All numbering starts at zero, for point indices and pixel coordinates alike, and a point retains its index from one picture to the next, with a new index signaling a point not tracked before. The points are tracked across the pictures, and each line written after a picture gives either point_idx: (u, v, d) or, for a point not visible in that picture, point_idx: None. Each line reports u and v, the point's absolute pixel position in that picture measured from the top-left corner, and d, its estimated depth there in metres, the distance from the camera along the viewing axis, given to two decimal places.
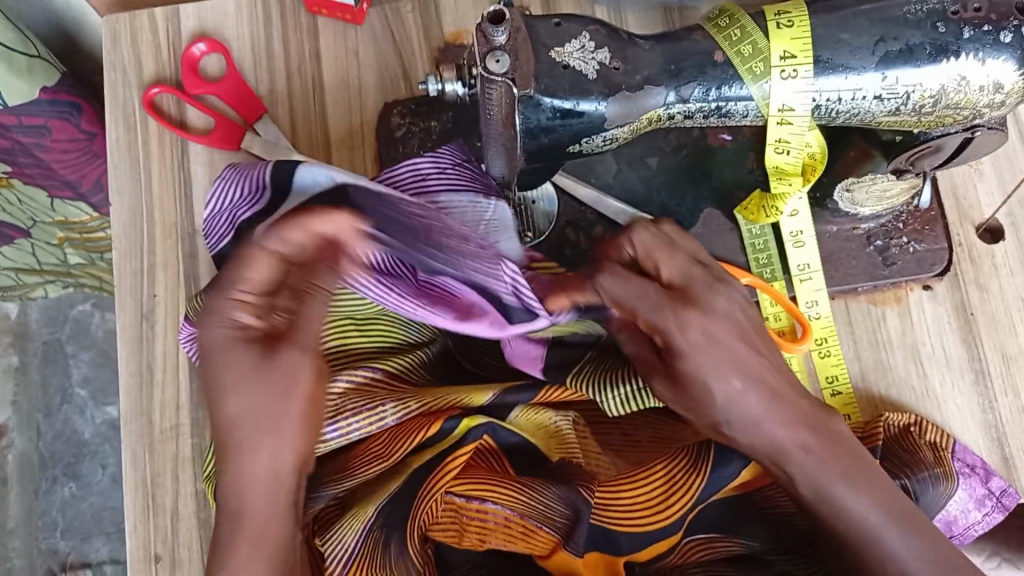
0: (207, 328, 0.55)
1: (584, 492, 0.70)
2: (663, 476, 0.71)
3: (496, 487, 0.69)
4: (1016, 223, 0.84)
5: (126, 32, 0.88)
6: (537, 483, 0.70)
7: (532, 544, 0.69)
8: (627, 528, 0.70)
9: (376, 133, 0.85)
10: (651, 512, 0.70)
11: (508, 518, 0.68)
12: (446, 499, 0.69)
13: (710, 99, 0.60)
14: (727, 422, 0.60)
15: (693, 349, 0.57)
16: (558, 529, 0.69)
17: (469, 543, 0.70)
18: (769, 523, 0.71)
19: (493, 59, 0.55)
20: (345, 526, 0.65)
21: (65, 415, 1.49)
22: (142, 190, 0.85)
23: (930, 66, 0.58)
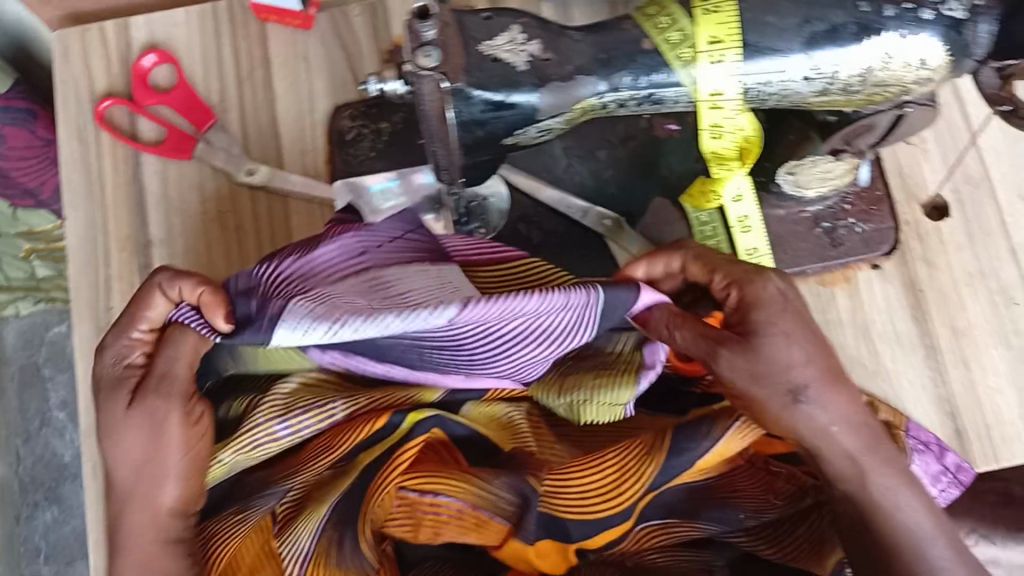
0: (103, 376, 0.67)
1: (531, 481, 0.70)
2: (617, 463, 0.69)
3: (448, 480, 0.70)
4: (962, 199, 0.85)
5: (76, 46, 0.88)
6: (484, 474, 0.71)
7: (484, 534, 0.71)
8: (578, 515, 0.69)
9: (327, 138, 0.86)
10: (603, 501, 0.69)
11: (461, 510, 0.70)
12: (400, 494, 0.70)
13: (641, 86, 0.61)
14: (805, 391, 0.61)
15: (769, 298, 0.63)
16: (509, 518, 0.71)
17: (424, 537, 0.71)
18: (729, 510, 0.71)
19: (424, 54, 0.55)
20: (301, 523, 0.67)
21: (44, 438, 1.48)
22: (96, 202, 0.86)
23: (854, 46, 0.59)
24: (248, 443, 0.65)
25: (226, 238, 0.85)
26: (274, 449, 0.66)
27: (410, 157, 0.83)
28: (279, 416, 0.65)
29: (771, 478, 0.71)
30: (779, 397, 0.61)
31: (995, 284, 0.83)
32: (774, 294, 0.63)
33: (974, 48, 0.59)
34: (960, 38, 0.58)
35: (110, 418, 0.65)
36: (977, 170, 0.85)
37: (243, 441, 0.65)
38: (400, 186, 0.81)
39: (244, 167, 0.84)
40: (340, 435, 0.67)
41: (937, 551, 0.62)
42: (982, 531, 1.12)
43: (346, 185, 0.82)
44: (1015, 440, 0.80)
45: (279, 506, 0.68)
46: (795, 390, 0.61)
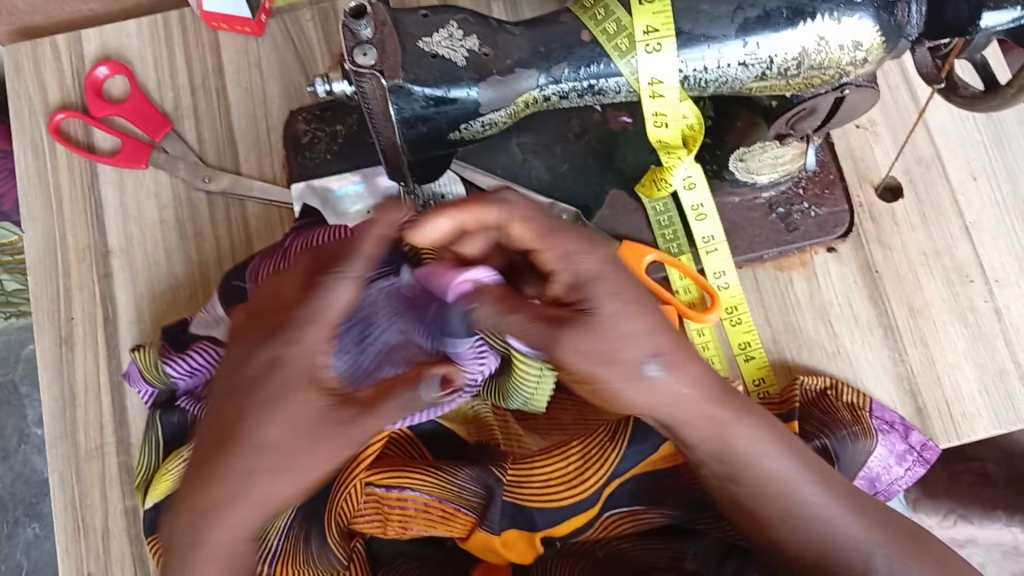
0: (304, 359, 0.51)
1: (496, 471, 0.71)
2: (579, 451, 0.71)
3: (412, 473, 0.70)
4: (914, 180, 0.86)
5: (29, 61, 0.88)
6: (450, 467, 0.71)
7: (452, 526, 0.71)
8: (541, 504, 0.70)
9: (282, 142, 0.86)
10: (566, 488, 0.70)
11: (428, 503, 0.70)
12: (367, 491, 0.69)
13: (581, 77, 0.62)
14: (655, 364, 0.54)
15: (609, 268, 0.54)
16: (475, 509, 0.71)
17: (393, 533, 0.70)
18: (697, 495, 0.71)
19: (361, 53, 0.56)
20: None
21: (23, 455, 1.47)
22: (53, 215, 0.85)
23: (788, 30, 0.60)
24: None
25: (185, 245, 0.85)
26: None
27: (367, 159, 0.83)
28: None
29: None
30: (622, 373, 0.54)
31: (951, 262, 0.84)
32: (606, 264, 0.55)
33: (907, 28, 0.60)
34: (892, 20, 0.59)
35: (290, 395, 0.50)
36: (927, 151, 0.86)
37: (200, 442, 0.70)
38: (364, 188, 0.83)
39: (200, 173, 0.85)
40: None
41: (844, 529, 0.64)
42: (960, 511, 1.13)
43: (310, 189, 0.83)
44: (974, 417, 0.80)
45: None
46: (643, 365, 0.54)
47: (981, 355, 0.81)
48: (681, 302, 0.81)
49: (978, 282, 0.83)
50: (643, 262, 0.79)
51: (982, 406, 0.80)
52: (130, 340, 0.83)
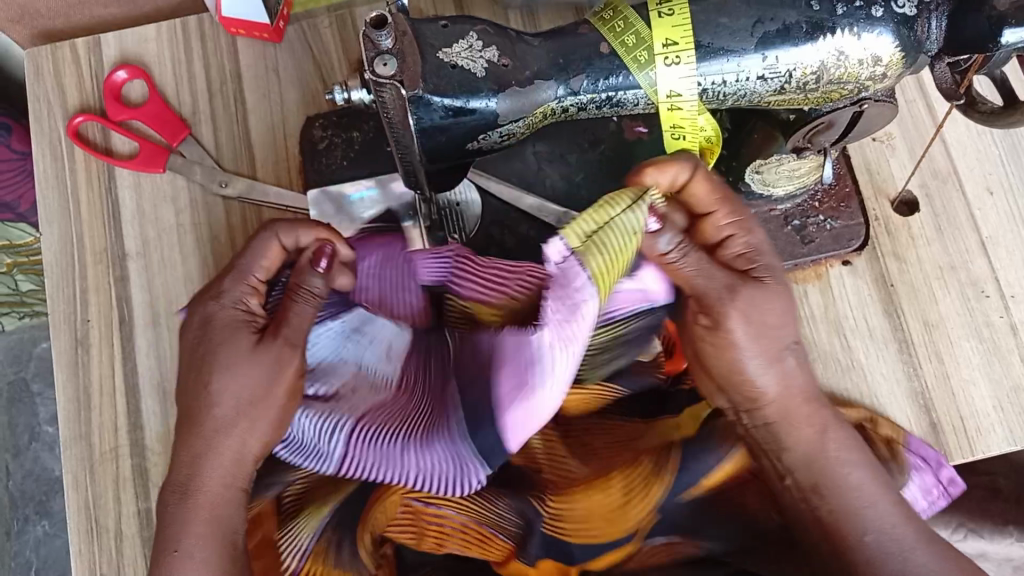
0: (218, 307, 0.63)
1: (534, 503, 0.70)
2: (621, 486, 0.70)
3: (453, 497, 0.69)
4: (930, 193, 0.86)
5: (48, 64, 0.89)
6: (491, 495, 0.71)
7: (487, 550, 0.70)
8: (580, 539, 0.70)
9: (298, 148, 0.86)
10: (608, 521, 0.70)
11: (466, 524, 0.69)
12: (405, 503, 0.69)
13: (599, 89, 0.62)
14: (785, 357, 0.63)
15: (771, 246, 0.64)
16: (512, 537, 0.70)
17: (428, 547, 0.71)
18: (733, 528, 0.69)
19: (381, 63, 0.56)
20: (302, 522, 0.68)
21: (34, 453, 1.47)
22: (71, 217, 0.86)
23: (808, 44, 0.60)
24: None
25: (201, 249, 0.85)
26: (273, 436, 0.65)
27: (381, 165, 0.84)
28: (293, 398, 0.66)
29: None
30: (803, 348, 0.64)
31: (966, 277, 0.83)
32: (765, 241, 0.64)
33: (926, 44, 0.60)
34: (912, 35, 0.59)
35: (224, 345, 0.61)
36: (943, 165, 0.86)
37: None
38: (377, 194, 0.83)
39: (216, 178, 0.85)
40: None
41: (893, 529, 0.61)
42: (970, 525, 1.12)
43: (323, 194, 0.83)
44: (989, 434, 0.80)
45: (283, 497, 0.69)
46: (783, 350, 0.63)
47: (995, 371, 0.81)
48: None
49: (993, 297, 0.83)
50: None
51: (997, 422, 0.80)
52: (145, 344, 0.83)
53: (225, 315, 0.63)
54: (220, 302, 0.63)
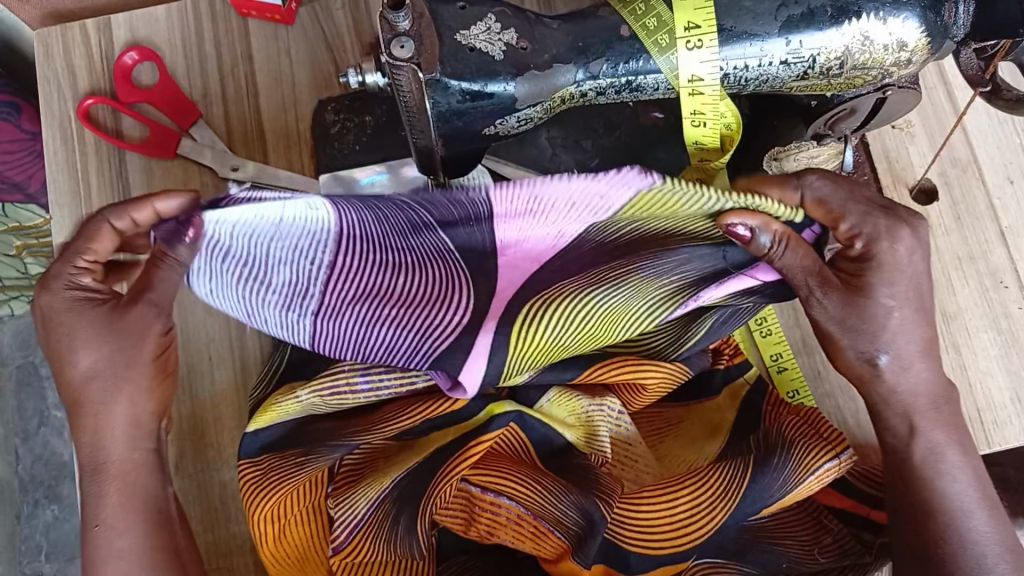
0: (52, 294, 0.61)
1: (600, 505, 0.67)
2: (691, 495, 0.70)
3: (517, 487, 0.68)
4: (949, 182, 0.84)
5: (57, 46, 0.88)
6: (557, 488, 0.68)
7: (539, 546, 0.68)
8: (639, 547, 0.71)
9: (310, 131, 0.85)
10: (670, 531, 0.70)
11: (521, 516, 0.67)
12: (461, 486, 0.69)
13: (619, 73, 0.61)
14: (883, 356, 0.63)
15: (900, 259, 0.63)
16: (569, 536, 0.67)
17: (476, 534, 0.69)
18: (774, 556, 0.72)
19: (398, 45, 0.55)
20: (359, 493, 0.68)
21: (43, 437, 1.47)
22: (81, 201, 0.85)
23: (833, 29, 0.58)
24: (331, 389, 0.68)
25: None
26: (347, 402, 0.69)
27: (394, 151, 0.83)
28: (363, 368, 0.68)
29: (822, 532, 0.73)
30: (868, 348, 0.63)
31: (985, 267, 0.82)
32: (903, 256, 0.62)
33: (953, 29, 0.59)
34: (938, 19, 0.58)
35: (76, 320, 0.60)
36: (964, 153, 0.85)
37: (323, 383, 0.67)
38: (389, 178, 0.82)
39: (229, 162, 0.84)
40: (424, 408, 0.69)
41: (974, 523, 0.65)
42: None
43: (335, 178, 0.82)
44: (1007, 425, 0.79)
45: (342, 466, 0.71)
46: (872, 351, 0.63)
47: (1013, 363, 0.80)
48: None
49: (1013, 288, 0.82)
50: None
51: (1015, 414, 0.79)
52: None
53: (63, 299, 0.61)
54: (52, 289, 0.61)
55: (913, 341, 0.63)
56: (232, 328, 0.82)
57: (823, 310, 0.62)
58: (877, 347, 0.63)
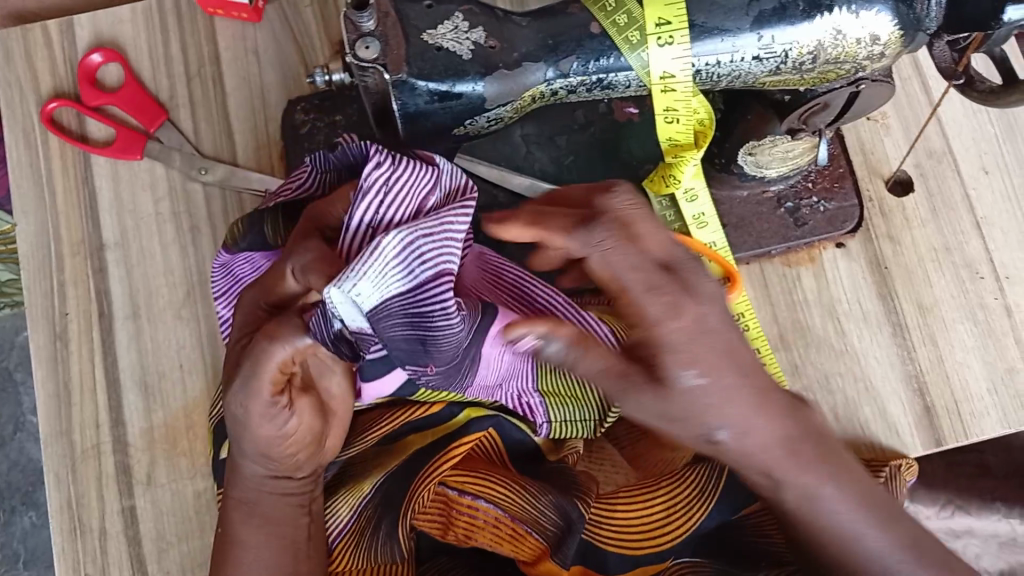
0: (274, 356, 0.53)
1: (578, 505, 0.67)
2: (667, 498, 0.70)
3: (494, 488, 0.67)
4: (925, 173, 0.84)
5: (19, 48, 0.86)
6: (536, 488, 0.67)
7: (517, 547, 0.65)
8: (614, 547, 0.69)
9: (280, 133, 0.84)
10: (648, 535, 0.69)
11: (499, 519, 0.66)
12: (439, 491, 0.67)
13: (590, 71, 0.60)
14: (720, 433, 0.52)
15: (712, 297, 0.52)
16: (548, 538, 0.65)
17: (454, 538, 0.67)
18: None
19: (363, 46, 0.55)
20: (341, 500, 0.68)
21: (19, 443, 1.39)
22: (46, 207, 0.83)
23: (804, 23, 0.58)
24: None
25: (181, 239, 0.83)
26: None
27: None
28: None
29: None
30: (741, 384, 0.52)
31: (961, 258, 0.82)
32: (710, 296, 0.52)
33: (924, 22, 0.58)
34: (910, 12, 0.58)
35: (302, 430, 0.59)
36: (939, 144, 0.85)
37: None
38: None
39: (197, 165, 0.83)
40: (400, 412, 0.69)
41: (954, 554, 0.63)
42: (957, 502, 1.12)
43: None
44: (983, 417, 0.79)
45: None
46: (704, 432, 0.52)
47: (990, 354, 0.80)
48: None
49: (988, 279, 0.82)
50: None
51: (992, 406, 0.79)
52: (125, 338, 0.81)
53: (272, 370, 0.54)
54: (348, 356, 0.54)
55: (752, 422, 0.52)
56: (200, 334, 0.81)
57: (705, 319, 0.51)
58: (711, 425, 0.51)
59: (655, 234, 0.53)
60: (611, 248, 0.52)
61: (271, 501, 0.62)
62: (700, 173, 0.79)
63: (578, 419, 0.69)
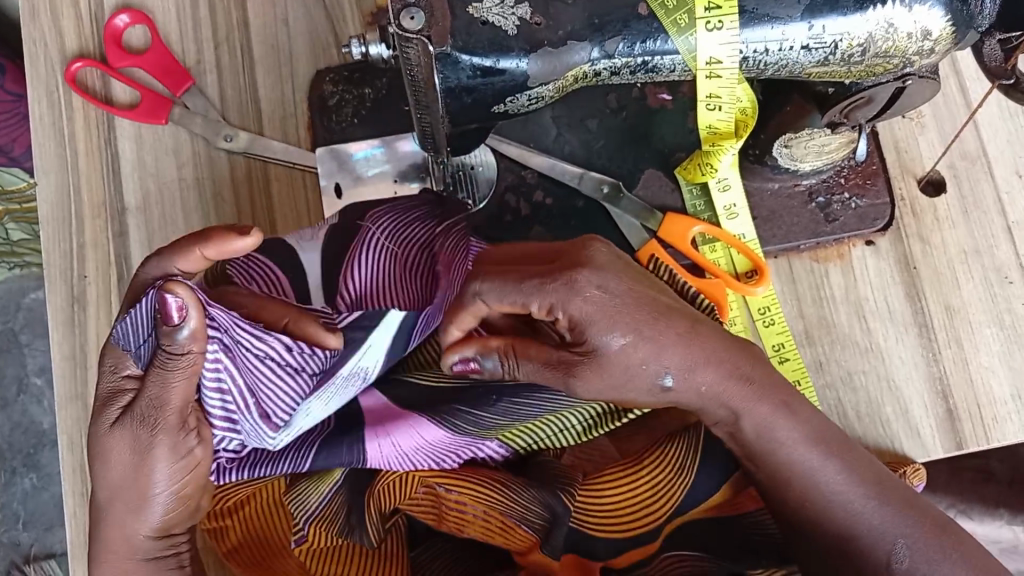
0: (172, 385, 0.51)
1: (563, 498, 0.64)
2: (650, 479, 0.66)
3: (467, 480, 0.63)
4: (958, 174, 0.83)
5: (45, 5, 0.84)
6: (516, 483, 0.64)
7: (509, 540, 0.63)
8: (610, 535, 0.65)
9: (308, 105, 0.83)
10: (633, 520, 0.65)
11: (486, 511, 0.63)
12: (422, 482, 0.63)
13: (635, 54, 0.59)
14: (666, 380, 0.57)
15: (602, 264, 0.55)
16: (537, 530, 0.63)
17: (446, 528, 0.65)
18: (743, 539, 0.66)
19: (407, 16, 0.53)
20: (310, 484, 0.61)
21: (22, 405, 1.34)
22: (69, 168, 0.82)
23: (857, 15, 0.57)
24: None
25: (204, 206, 0.82)
26: None
27: (393, 125, 0.81)
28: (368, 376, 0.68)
29: None
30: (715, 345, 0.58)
31: (990, 262, 0.81)
32: (601, 261, 0.56)
33: (978, 19, 0.57)
34: (964, 9, 0.56)
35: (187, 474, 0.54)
36: (974, 146, 0.84)
37: None
38: (384, 153, 0.80)
39: (222, 132, 0.82)
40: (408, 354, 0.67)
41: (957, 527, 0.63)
42: (961, 507, 1.09)
43: (330, 152, 0.81)
44: (1005, 422, 0.78)
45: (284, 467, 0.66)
46: (654, 379, 0.57)
47: (1015, 359, 0.79)
48: (726, 273, 0.80)
49: (1017, 283, 0.81)
50: (688, 233, 0.79)
51: (1015, 411, 0.78)
52: None
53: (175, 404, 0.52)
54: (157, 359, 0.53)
55: (688, 358, 0.57)
56: None
57: (599, 285, 0.54)
58: (657, 372, 0.56)
59: (525, 266, 0.55)
60: (490, 287, 0.55)
61: (139, 568, 0.55)
62: (735, 164, 0.78)
63: (553, 429, 0.66)
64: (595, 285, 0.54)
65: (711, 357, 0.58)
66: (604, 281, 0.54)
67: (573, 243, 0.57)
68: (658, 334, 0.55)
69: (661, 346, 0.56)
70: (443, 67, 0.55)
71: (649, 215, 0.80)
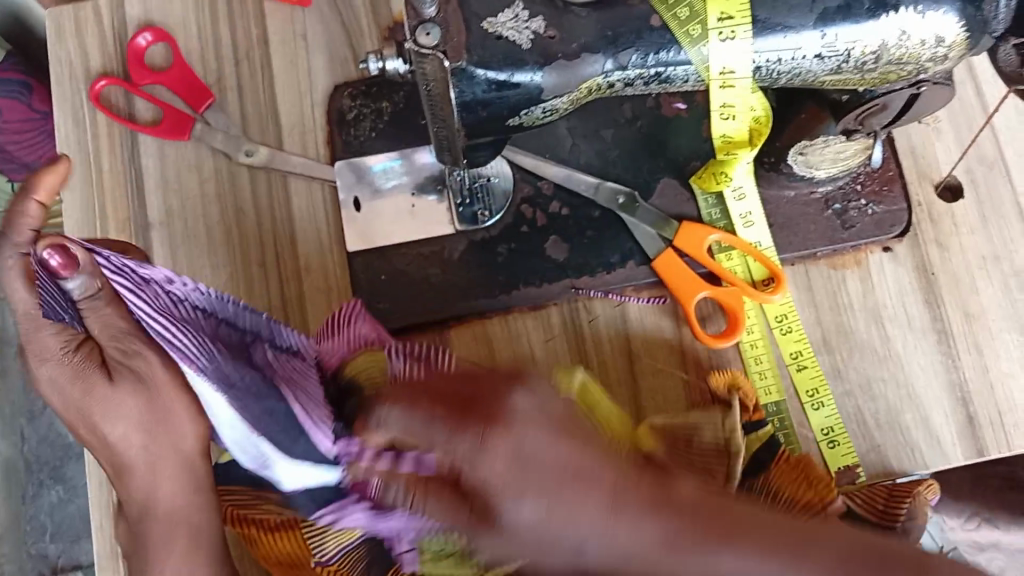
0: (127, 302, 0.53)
1: None
2: None
3: None
4: (975, 180, 0.83)
5: (70, 26, 0.86)
6: None
7: None
8: None
9: (326, 116, 0.84)
10: None
11: None
12: None
13: (649, 64, 0.60)
14: (585, 554, 0.44)
15: (524, 415, 0.45)
16: None
17: None
18: None
19: (424, 33, 0.54)
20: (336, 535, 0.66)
21: (48, 418, 1.37)
22: (93, 183, 0.84)
23: (869, 22, 0.57)
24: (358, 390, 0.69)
25: (225, 220, 0.83)
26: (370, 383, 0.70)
27: (411, 138, 0.83)
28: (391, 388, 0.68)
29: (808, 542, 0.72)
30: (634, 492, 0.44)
31: (1010, 267, 0.81)
32: (521, 411, 0.45)
33: (992, 24, 0.57)
34: (978, 14, 0.56)
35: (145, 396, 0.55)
36: (991, 151, 0.84)
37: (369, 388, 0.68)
38: (401, 166, 0.82)
39: (243, 148, 0.83)
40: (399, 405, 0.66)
41: None
42: (985, 514, 1.07)
43: (348, 165, 0.82)
44: None
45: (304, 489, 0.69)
46: (569, 551, 0.44)
47: None
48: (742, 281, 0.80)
49: None
50: (703, 242, 0.79)
51: None
52: None
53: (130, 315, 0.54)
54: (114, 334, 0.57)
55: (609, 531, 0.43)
56: None
57: (523, 445, 0.44)
58: (573, 545, 0.44)
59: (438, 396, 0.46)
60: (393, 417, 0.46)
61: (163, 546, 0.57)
62: (750, 171, 0.79)
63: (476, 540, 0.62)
64: (523, 449, 0.44)
65: (622, 500, 0.44)
66: (530, 442, 0.44)
67: (495, 385, 0.46)
68: (585, 485, 0.44)
69: (570, 510, 0.44)
70: (458, 81, 0.56)
71: (665, 224, 0.80)
